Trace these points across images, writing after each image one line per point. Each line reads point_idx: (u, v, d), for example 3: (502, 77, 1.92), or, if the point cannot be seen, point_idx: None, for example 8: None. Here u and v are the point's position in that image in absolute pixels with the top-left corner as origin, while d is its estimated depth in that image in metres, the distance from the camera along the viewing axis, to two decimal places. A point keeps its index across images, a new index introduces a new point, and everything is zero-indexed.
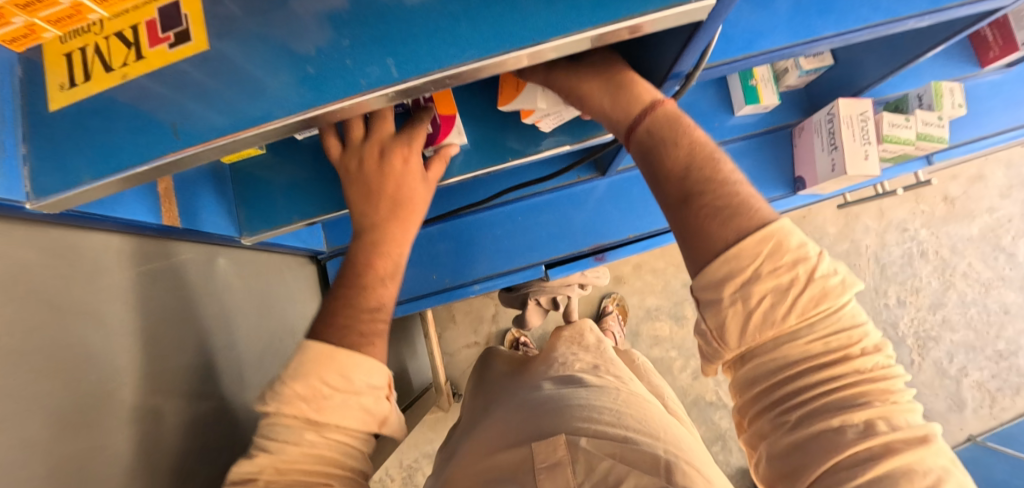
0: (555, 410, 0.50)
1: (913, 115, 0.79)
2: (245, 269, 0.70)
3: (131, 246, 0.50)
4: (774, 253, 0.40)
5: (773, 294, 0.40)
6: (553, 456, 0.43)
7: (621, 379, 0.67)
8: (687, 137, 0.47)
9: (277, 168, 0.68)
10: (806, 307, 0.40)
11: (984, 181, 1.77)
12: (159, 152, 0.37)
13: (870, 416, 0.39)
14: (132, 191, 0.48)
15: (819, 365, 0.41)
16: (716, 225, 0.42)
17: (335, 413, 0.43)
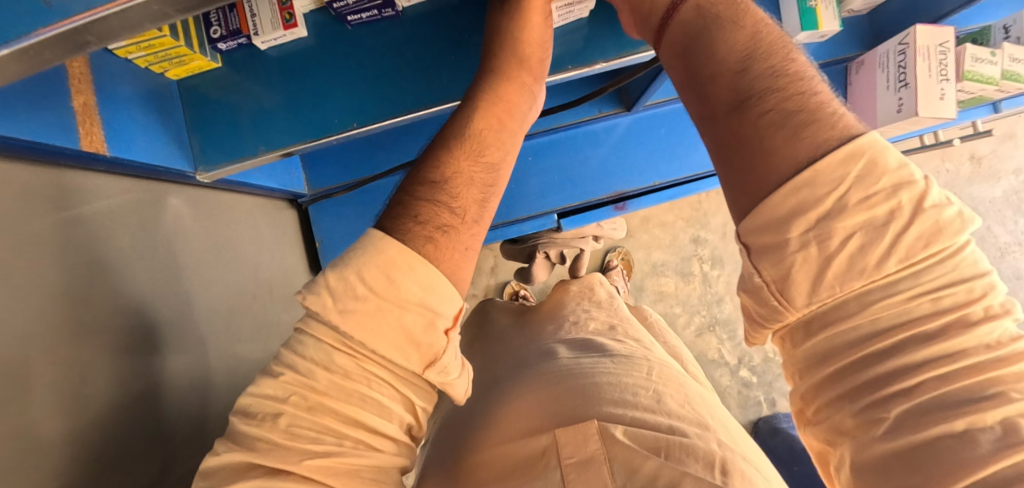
0: (578, 389, 0.43)
1: (1000, 49, 0.67)
2: (199, 214, 0.59)
3: (34, 178, 0.38)
4: (864, 178, 0.29)
5: (862, 232, 0.29)
6: (584, 451, 0.37)
7: (642, 342, 0.59)
8: (747, 21, 0.35)
9: (237, 87, 0.55)
10: (909, 252, 0.28)
11: (1015, 140, 1.67)
12: (22, 25, 0.24)
13: (1013, 411, 0.27)
14: (25, 101, 0.36)
15: (921, 338, 0.29)
16: (781, 137, 0.30)
17: (367, 329, 0.32)
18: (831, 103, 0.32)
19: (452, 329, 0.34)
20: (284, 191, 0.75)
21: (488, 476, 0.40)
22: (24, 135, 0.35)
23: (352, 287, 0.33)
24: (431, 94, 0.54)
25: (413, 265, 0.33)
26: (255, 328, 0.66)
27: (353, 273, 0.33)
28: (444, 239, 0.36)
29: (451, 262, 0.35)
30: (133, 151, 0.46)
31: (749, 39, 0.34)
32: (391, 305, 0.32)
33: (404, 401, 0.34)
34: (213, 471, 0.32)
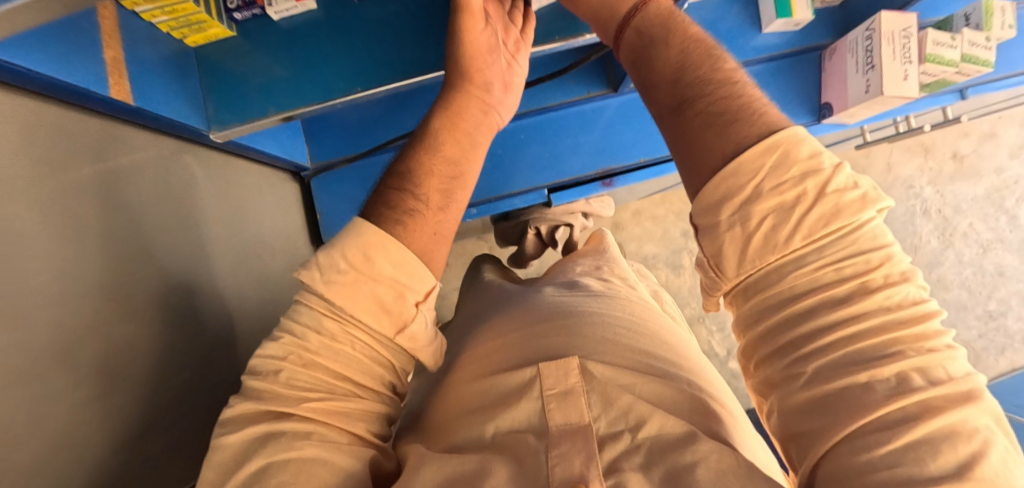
0: (562, 327, 0.46)
1: (959, 35, 0.72)
2: (210, 178, 0.63)
3: (66, 120, 0.43)
4: (779, 168, 0.33)
5: (774, 214, 0.33)
6: (563, 383, 0.39)
7: (627, 280, 0.63)
8: (683, 36, 0.41)
9: (248, 58, 0.59)
10: (811, 230, 0.32)
11: (996, 140, 1.72)
12: None
13: (904, 366, 0.30)
14: (65, 46, 0.41)
15: (831, 302, 0.32)
16: (714, 138, 0.35)
17: (348, 301, 0.36)
18: (759, 105, 0.36)
19: (423, 301, 0.39)
20: (288, 162, 0.79)
21: (467, 410, 0.43)
22: (63, 78, 0.40)
23: (334, 263, 0.37)
24: (427, 61, 0.58)
25: (388, 248, 0.37)
26: (257, 283, 0.69)
27: (336, 251, 0.37)
28: (410, 222, 0.40)
29: (423, 242, 0.40)
30: (155, 105, 0.51)
31: (686, 56, 0.40)
32: (368, 278, 0.37)
33: (385, 363, 0.39)
34: (228, 421, 0.36)
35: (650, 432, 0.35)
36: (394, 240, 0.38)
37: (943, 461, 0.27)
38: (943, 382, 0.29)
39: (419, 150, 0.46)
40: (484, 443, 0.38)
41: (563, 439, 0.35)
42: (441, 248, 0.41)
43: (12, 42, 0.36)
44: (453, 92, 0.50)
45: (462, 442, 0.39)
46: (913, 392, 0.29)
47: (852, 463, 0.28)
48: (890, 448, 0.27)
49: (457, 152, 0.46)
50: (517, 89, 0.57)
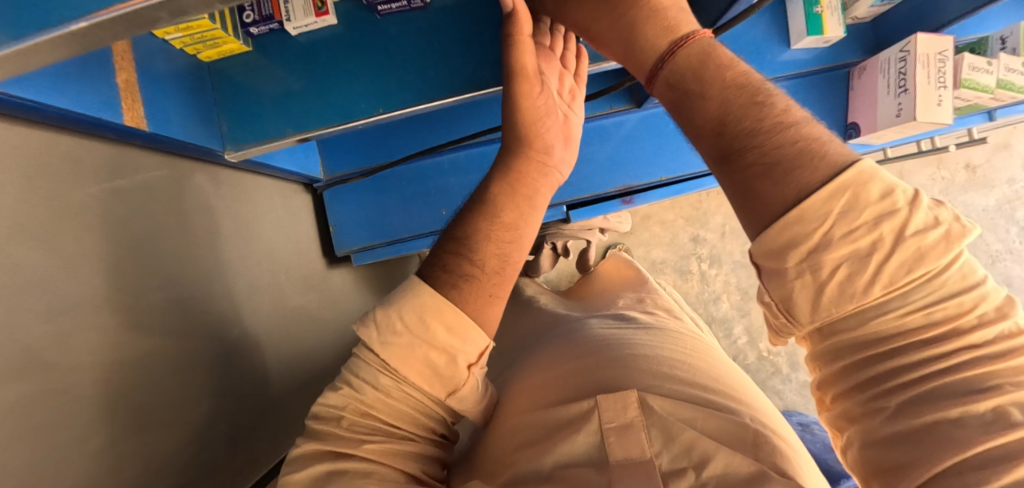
0: (615, 360, 0.46)
1: (996, 59, 0.70)
2: (225, 194, 0.61)
3: (78, 150, 0.41)
4: (846, 219, 0.31)
5: (848, 263, 0.31)
6: (622, 417, 0.39)
7: (671, 313, 0.64)
8: (722, 71, 0.37)
9: (264, 73, 0.56)
10: (892, 279, 0.31)
11: (1009, 150, 1.70)
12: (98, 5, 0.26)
13: (1002, 401, 0.29)
14: (79, 75, 0.39)
15: (922, 342, 0.31)
16: (770, 186, 0.33)
17: (404, 359, 0.38)
18: (816, 144, 0.33)
19: (477, 362, 0.40)
20: (301, 175, 0.77)
21: (516, 441, 0.43)
22: (76, 109, 0.38)
23: (392, 324, 0.39)
24: (452, 80, 0.55)
25: (445, 311, 0.39)
26: (274, 299, 0.68)
27: (394, 313, 0.39)
28: (466, 287, 0.41)
29: (479, 305, 0.41)
30: (169, 129, 0.49)
31: (726, 93, 0.36)
32: (423, 341, 0.38)
33: (435, 413, 0.41)
34: (292, 461, 0.38)
35: (714, 471, 0.34)
36: (451, 305, 0.39)
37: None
38: None
39: (479, 216, 0.45)
40: (543, 475, 0.37)
41: (625, 472, 0.36)
42: (497, 310, 0.42)
43: (24, 78, 0.34)
44: (513, 157, 0.49)
45: (515, 476, 0.39)
46: (1014, 430, 0.28)
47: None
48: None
49: (516, 214, 0.46)
50: (575, 141, 0.56)
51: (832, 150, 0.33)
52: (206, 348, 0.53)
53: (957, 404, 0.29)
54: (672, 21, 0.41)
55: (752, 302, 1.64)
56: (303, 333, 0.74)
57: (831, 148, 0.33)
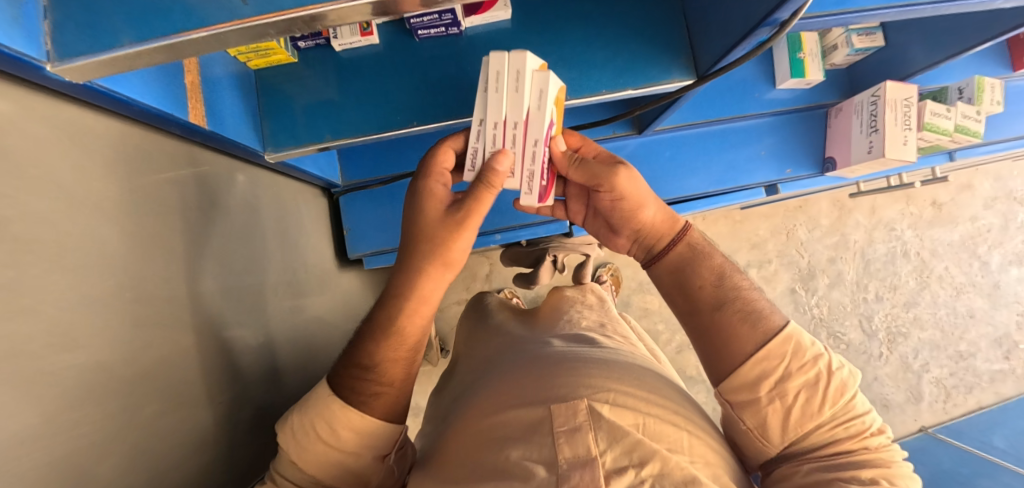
0: (569, 372, 0.52)
1: (954, 107, 0.79)
2: (262, 192, 0.66)
3: (138, 141, 0.45)
4: (763, 315, 0.47)
5: (795, 367, 0.43)
6: (572, 421, 0.44)
7: (625, 339, 0.69)
8: (632, 225, 0.57)
9: (305, 84, 0.61)
10: (834, 398, 0.42)
11: (972, 191, 1.85)
12: (226, 19, 0.34)
13: (875, 473, 0.38)
14: (156, 73, 0.43)
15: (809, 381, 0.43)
16: (681, 299, 0.52)
17: (314, 462, 0.48)
18: (651, 212, 0.56)
19: (389, 453, 0.51)
20: (322, 180, 0.81)
21: (475, 451, 0.47)
22: (157, 105, 0.43)
23: (306, 431, 0.48)
24: None
25: (352, 418, 0.48)
26: (296, 296, 0.73)
27: (309, 423, 0.48)
28: (376, 402, 0.50)
29: (391, 412, 0.51)
30: (224, 127, 0.53)
31: (622, 215, 0.57)
32: (332, 447, 0.48)
33: None
34: None
35: (652, 471, 0.40)
36: (359, 412, 0.49)
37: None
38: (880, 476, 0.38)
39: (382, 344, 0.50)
40: (497, 467, 0.44)
41: (573, 472, 0.40)
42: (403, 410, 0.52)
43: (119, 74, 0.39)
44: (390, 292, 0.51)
45: (479, 470, 0.45)
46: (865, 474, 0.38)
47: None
48: None
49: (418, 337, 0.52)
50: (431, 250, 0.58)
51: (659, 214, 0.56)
52: (232, 338, 0.56)
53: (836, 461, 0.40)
54: (625, 191, 0.54)
55: None
56: (312, 335, 0.77)
57: (665, 222, 0.56)
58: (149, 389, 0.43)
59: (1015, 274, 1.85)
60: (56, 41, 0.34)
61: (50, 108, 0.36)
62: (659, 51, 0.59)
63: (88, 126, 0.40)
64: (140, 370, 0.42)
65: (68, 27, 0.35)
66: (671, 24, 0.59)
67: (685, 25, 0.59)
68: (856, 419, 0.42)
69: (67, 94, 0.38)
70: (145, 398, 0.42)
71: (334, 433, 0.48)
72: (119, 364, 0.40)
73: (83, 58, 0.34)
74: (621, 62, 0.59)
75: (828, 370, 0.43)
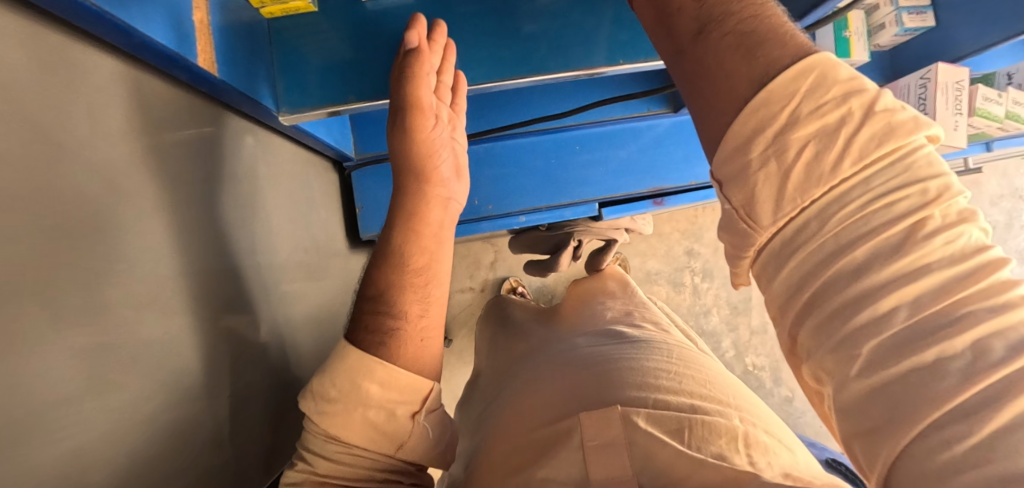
0: (601, 374, 0.45)
1: (1005, 92, 0.76)
2: (270, 159, 0.59)
3: (140, 88, 0.38)
4: (772, 35, 0.30)
5: (816, 142, 0.28)
6: (605, 435, 0.37)
7: (660, 327, 0.62)
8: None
9: (324, 37, 0.55)
10: (864, 153, 0.27)
11: (979, 187, 1.85)
12: None
13: (977, 334, 0.24)
14: (161, 5, 0.37)
15: (867, 191, 0.27)
16: (690, 90, 0.33)
17: (339, 426, 0.41)
18: None
19: (420, 410, 0.44)
20: (334, 151, 0.74)
21: (502, 466, 0.41)
22: (163, 41, 0.36)
23: (325, 391, 0.42)
24: (525, 63, 0.56)
25: (372, 369, 0.42)
26: (303, 276, 0.67)
27: (327, 381, 0.42)
28: (393, 341, 0.44)
29: (412, 355, 0.45)
30: (237, 79, 0.47)
31: None
32: (355, 404, 0.41)
33: (397, 469, 0.45)
34: None
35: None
36: (378, 361, 0.42)
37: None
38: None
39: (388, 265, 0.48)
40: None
41: None
42: (430, 353, 0.46)
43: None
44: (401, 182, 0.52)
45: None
46: (992, 369, 0.23)
47: (926, 468, 0.23)
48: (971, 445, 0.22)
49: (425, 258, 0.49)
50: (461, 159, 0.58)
51: None
52: (239, 321, 0.49)
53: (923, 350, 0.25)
54: None
55: (741, 318, 1.68)
56: (321, 319, 0.71)
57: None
58: (148, 380, 0.36)
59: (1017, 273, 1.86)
60: None
61: (35, 33, 0.29)
62: None
63: (80, 63, 0.33)
64: (138, 356, 0.36)
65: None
66: None
67: None
68: (926, 205, 0.26)
69: (53, 16, 0.31)
70: (144, 390, 0.36)
71: (358, 388, 0.41)
72: (113, 350, 0.33)
73: None
74: None
75: (864, 111, 0.27)
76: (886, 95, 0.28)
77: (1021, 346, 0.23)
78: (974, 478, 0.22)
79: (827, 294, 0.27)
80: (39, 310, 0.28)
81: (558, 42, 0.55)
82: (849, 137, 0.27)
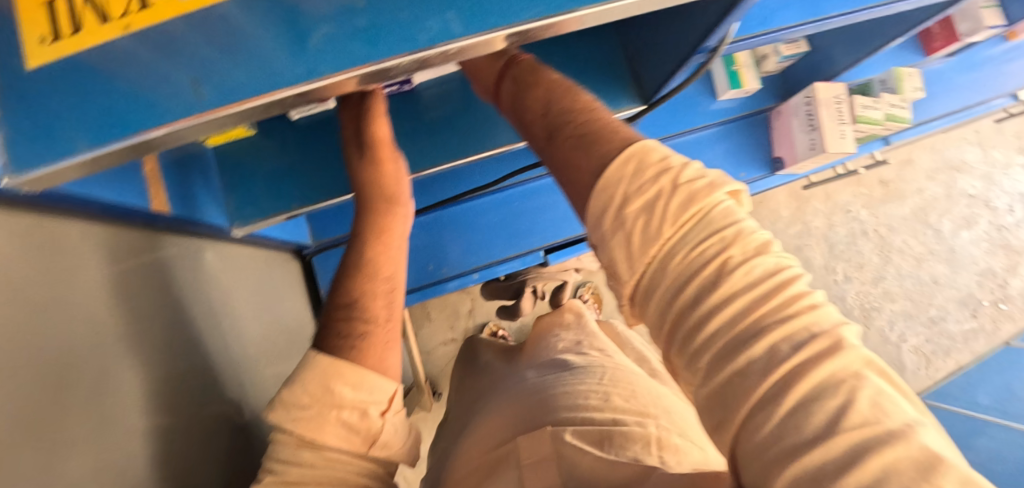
0: (543, 400, 0.49)
1: (880, 97, 0.86)
2: (232, 264, 0.65)
3: (104, 238, 0.44)
4: (602, 134, 0.39)
5: (644, 213, 0.35)
6: (539, 452, 0.41)
7: (605, 353, 0.65)
8: (535, 95, 0.45)
9: (264, 153, 0.62)
10: (676, 215, 0.34)
11: (913, 165, 1.99)
12: (184, 114, 0.32)
13: (771, 340, 0.29)
14: (115, 169, 0.43)
15: (684, 241, 0.34)
16: (561, 174, 0.41)
17: (312, 429, 0.43)
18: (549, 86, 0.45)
19: (388, 409, 0.47)
20: (292, 243, 0.80)
21: None
22: (116, 197, 0.42)
23: (297, 399, 0.44)
24: (447, 151, 0.64)
25: (344, 372, 0.45)
26: (274, 356, 0.71)
27: (298, 388, 0.44)
28: (364, 344, 0.49)
29: (378, 355, 0.49)
30: (188, 209, 0.53)
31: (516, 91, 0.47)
32: (329, 405, 0.44)
33: (366, 472, 0.46)
34: None
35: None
36: (349, 364, 0.46)
37: (814, 423, 0.26)
38: (816, 350, 0.28)
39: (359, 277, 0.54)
40: None
41: None
42: (395, 355, 0.51)
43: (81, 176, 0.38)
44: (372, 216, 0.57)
45: None
46: (782, 364, 0.28)
47: (755, 447, 0.28)
48: (773, 427, 0.27)
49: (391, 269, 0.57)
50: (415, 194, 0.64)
51: (562, 90, 0.44)
52: (214, 420, 0.54)
53: (742, 349, 0.30)
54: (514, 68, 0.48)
55: None
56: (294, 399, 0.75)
57: (569, 97, 0.43)
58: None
59: (965, 238, 1.98)
60: (11, 152, 0.31)
61: (15, 222, 0.35)
62: (606, 84, 0.62)
63: (53, 233, 0.38)
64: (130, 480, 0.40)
65: (18, 134, 0.32)
66: (613, 59, 0.63)
67: (625, 58, 0.63)
68: (726, 244, 0.33)
69: (23, 204, 0.36)
70: None
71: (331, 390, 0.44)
72: (110, 477, 0.38)
73: (41, 169, 0.32)
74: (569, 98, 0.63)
75: (672, 185, 0.35)
76: (687, 168, 0.36)
77: (802, 344, 0.29)
78: (777, 451, 0.27)
79: (683, 331, 0.33)
80: (41, 462, 0.32)
81: (471, 129, 0.64)
82: (664, 201, 0.34)
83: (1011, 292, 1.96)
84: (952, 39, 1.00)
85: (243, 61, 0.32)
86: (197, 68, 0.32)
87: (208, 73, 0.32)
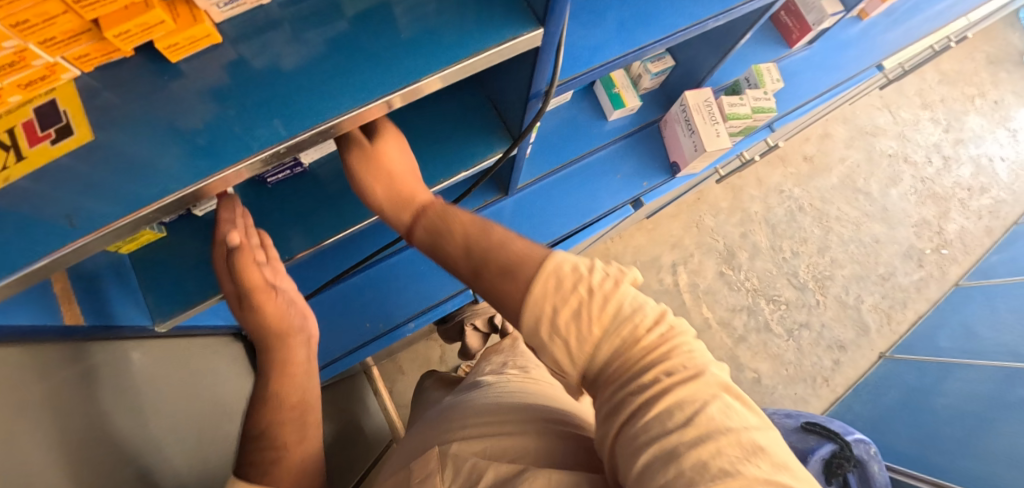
0: (455, 420, 0.54)
1: (746, 94, 0.94)
2: (162, 359, 0.68)
3: (28, 360, 0.47)
4: (446, 220, 0.48)
5: (555, 277, 0.35)
6: (431, 469, 0.45)
7: (528, 371, 0.71)
8: (381, 185, 0.54)
9: (179, 249, 0.68)
10: (585, 299, 0.34)
11: (831, 138, 2.16)
12: (56, 245, 0.38)
13: (664, 387, 0.30)
14: (24, 297, 0.46)
15: (605, 301, 0.34)
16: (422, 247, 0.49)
17: None
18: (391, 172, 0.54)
19: None
20: (229, 326, 0.83)
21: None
22: (30, 321, 0.45)
23: None
24: (352, 215, 0.71)
25: None
26: (208, 441, 0.73)
27: None
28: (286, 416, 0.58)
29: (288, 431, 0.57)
30: (105, 316, 0.57)
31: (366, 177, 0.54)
32: None
33: None
34: None
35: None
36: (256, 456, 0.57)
37: (691, 465, 0.27)
38: (685, 382, 0.31)
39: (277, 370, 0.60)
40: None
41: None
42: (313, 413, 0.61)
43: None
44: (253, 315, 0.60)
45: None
46: (671, 395, 0.30)
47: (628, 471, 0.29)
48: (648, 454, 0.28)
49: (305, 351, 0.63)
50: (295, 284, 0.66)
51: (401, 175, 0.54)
52: None
53: (652, 389, 0.30)
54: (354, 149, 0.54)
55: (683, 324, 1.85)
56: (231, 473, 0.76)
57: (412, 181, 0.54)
58: None
59: (895, 195, 2.12)
60: None
61: None
62: (479, 134, 0.71)
63: None
64: None
65: None
66: (483, 111, 0.72)
67: (493, 108, 0.72)
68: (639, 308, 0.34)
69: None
70: None
71: None
72: None
73: None
74: (447, 152, 0.71)
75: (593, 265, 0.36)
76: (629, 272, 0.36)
77: (689, 390, 0.30)
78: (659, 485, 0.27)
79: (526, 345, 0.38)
80: None
81: None
82: (592, 272, 0.35)
83: (949, 237, 2.09)
84: (805, 28, 1.11)
85: (128, 188, 0.39)
86: (73, 202, 0.39)
87: (80, 208, 0.39)
